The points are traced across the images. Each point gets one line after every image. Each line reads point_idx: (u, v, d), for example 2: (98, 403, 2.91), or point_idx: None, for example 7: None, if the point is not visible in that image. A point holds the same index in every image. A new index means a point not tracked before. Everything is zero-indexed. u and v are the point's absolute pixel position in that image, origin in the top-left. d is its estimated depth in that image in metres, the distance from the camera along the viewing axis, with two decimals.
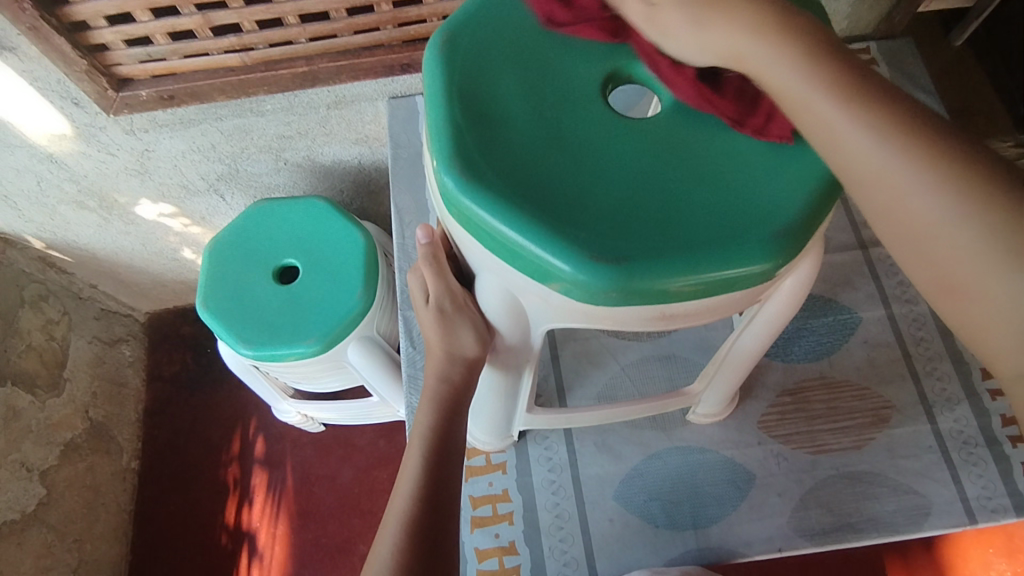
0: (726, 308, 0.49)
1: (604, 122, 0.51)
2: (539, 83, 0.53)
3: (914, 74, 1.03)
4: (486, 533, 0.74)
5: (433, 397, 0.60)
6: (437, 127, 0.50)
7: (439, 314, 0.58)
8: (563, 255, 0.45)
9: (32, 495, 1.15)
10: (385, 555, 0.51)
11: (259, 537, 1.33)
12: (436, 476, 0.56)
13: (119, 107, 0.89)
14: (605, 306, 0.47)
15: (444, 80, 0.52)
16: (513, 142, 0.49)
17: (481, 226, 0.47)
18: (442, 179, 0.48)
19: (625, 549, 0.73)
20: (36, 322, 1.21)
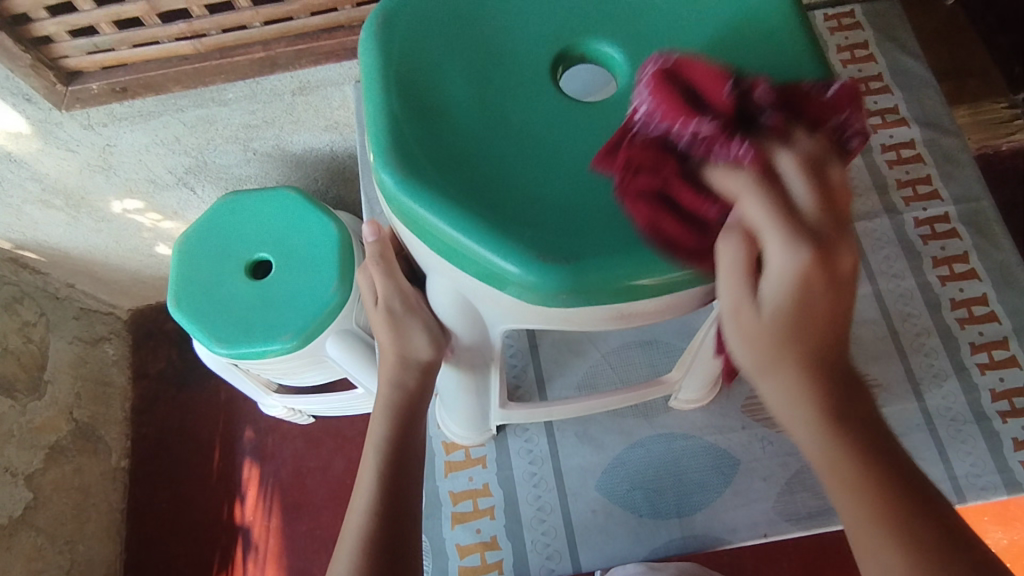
0: (686, 303, 0.47)
1: (552, 105, 0.48)
2: (483, 66, 0.49)
3: (898, 37, 0.99)
4: (467, 529, 0.73)
5: (388, 404, 0.57)
6: (374, 120, 0.47)
7: (388, 317, 0.56)
8: (511, 257, 0.42)
9: (18, 499, 1.13)
10: (344, 569, 0.50)
11: (252, 530, 1.32)
12: (401, 483, 0.54)
13: (71, 101, 0.85)
14: (559, 308, 0.44)
15: (380, 67, 0.49)
16: (454, 133, 0.46)
17: (425, 227, 0.44)
18: (381, 176, 0.45)
19: (609, 540, 0.72)
20: (12, 325, 1.19)
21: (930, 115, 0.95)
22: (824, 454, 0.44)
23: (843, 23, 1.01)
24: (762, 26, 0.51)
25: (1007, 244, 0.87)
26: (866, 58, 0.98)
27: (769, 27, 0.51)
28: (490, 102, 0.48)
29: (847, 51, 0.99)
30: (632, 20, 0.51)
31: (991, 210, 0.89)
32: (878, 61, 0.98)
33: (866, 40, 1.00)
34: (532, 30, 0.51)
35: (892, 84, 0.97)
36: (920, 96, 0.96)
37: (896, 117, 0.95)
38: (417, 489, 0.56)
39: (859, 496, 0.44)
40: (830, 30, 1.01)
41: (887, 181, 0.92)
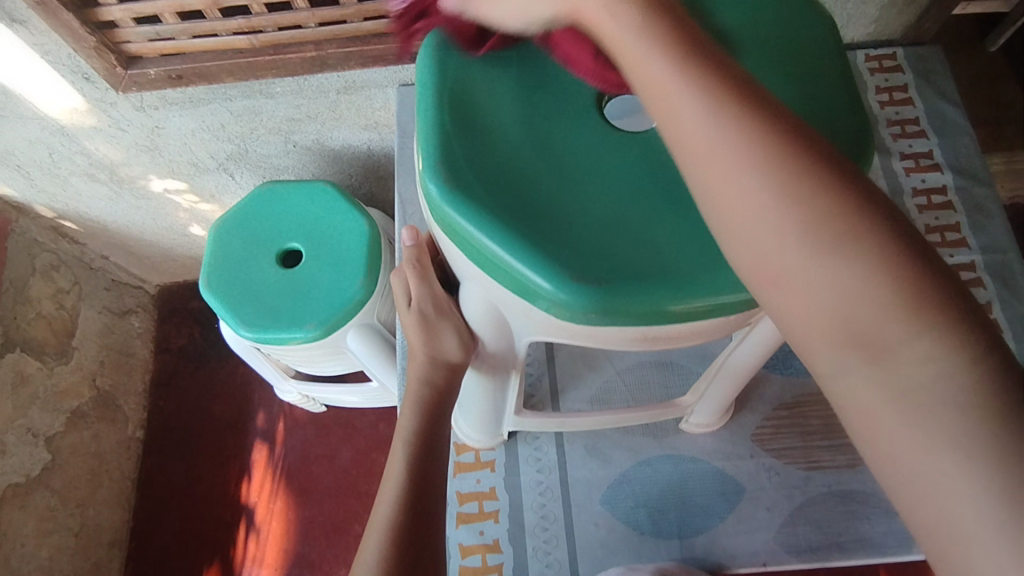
0: (712, 332, 0.48)
1: (598, 132, 0.50)
2: (534, 89, 0.52)
3: (937, 84, 0.99)
4: (471, 530, 0.74)
5: (415, 401, 0.60)
6: (425, 129, 0.49)
7: (421, 319, 0.59)
8: (546, 274, 0.44)
9: (36, 460, 1.18)
10: (370, 560, 0.50)
11: (257, 512, 1.35)
12: (424, 479, 0.56)
13: (128, 84, 0.89)
14: (588, 326, 0.46)
15: (434, 81, 0.51)
16: (500, 151, 0.49)
17: (465, 237, 0.46)
18: (427, 185, 0.47)
19: (609, 554, 0.73)
20: (46, 291, 1.24)
21: (964, 163, 0.95)
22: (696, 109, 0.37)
23: (884, 65, 1.01)
24: None
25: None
26: (905, 101, 0.99)
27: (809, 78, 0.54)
28: (536, 124, 0.50)
29: (886, 92, 1.00)
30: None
31: (1017, 263, 0.90)
32: (915, 104, 0.99)
33: (905, 83, 1.00)
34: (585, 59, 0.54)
35: (928, 130, 0.98)
36: (955, 143, 0.97)
37: (929, 162, 0.96)
38: (438, 483, 0.57)
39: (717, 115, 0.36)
40: (870, 70, 1.01)
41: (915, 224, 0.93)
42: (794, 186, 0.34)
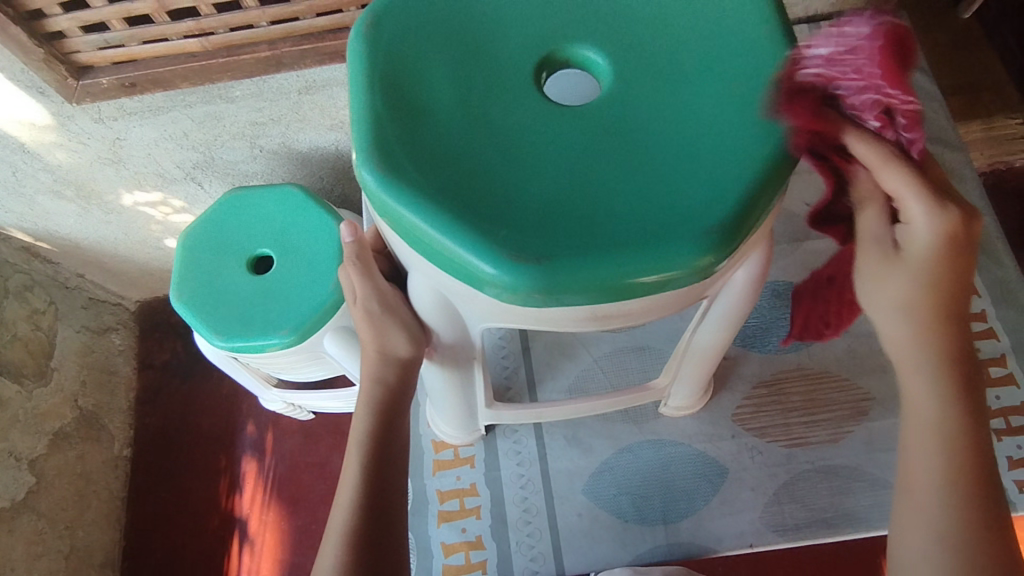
0: (663, 306, 0.50)
1: (533, 110, 0.52)
2: (466, 72, 0.54)
3: None
4: (453, 528, 0.73)
5: (368, 401, 0.60)
6: (360, 118, 0.51)
7: (368, 316, 0.59)
8: (485, 257, 0.46)
9: (21, 483, 1.17)
10: (329, 566, 0.53)
11: (250, 524, 1.34)
12: (378, 486, 0.57)
13: (82, 95, 0.87)
14: (532, 305, 0.48)
15: (367, 72, 0.53)
16: (437, 134, 0.51)
17: (405, 225, 0.49)
18: (363, 174, 0.50)
19: (593, 544, 0.72)
20: (21, 313, 1.23)
21: (934, 129, 0.95)
22: (939, 413, 0.55)
23: None
24: (736, 38, 0.54)
25: (1005, 261, 0.88)
26: None
27: (742, 40, 0.54)
28: (470, 104, 0.52)
29: None
30: (614, 30, 0.56)
31: (992, 226, 0.90)
32: None
33: None
34: (514, 41, 0.55)
35: None
36: (925, 110, 0.96)
37: None
38: (396, 479, 0.59)
39: (937, 384, 0.55)
40: None
41: None
42: (945, 439, 0.55)
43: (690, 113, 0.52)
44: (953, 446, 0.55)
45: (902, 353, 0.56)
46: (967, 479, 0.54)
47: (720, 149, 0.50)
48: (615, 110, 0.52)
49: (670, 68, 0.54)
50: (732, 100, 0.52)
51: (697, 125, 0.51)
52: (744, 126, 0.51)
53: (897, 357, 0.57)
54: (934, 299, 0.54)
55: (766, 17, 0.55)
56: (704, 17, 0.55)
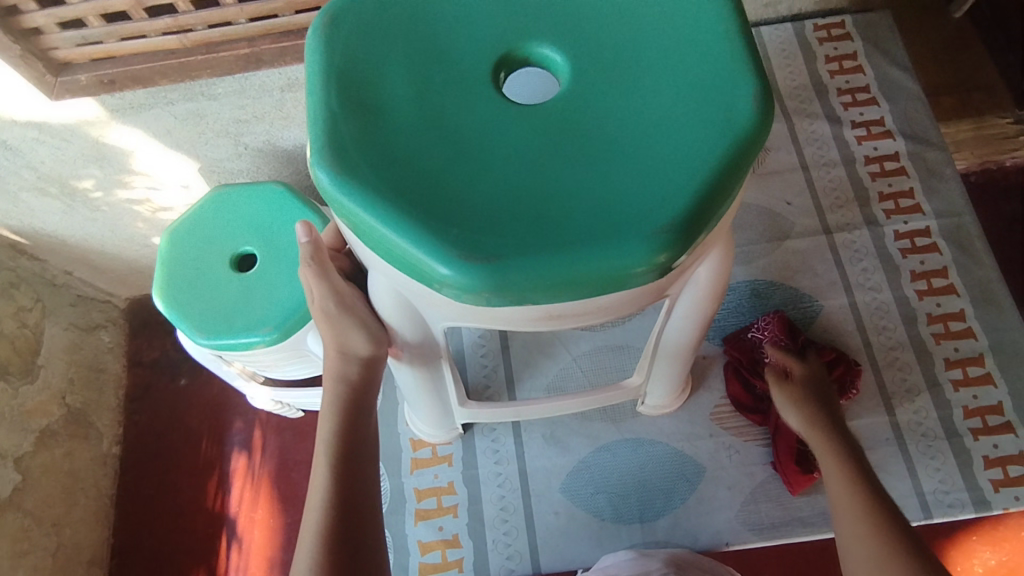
0: (618, 305, 0.51)
1: (487, 108, 0.53)
2: (422, 70, 0.54)
3: (886, 50, 0.99)
4: (430, 526, 0.73)
5: (333, 397, 0.62)
6: (316, 117, 0.52)
7: (326, 315, 0.63)
8: (436, 258, 0.47)
9: (6, 481, 1.17)
10: (304, 567, 0.53)
11: (238, 521, 1.34)
12: (350, 485, 0.58)
13: (60, 92, 0.87)
14: (485, 304, 0.49)
15: (324, 71, 0.54)
16: (390, 132, 0.51)
17: (360, 224, 0.49)
18: (318, 174, 0.50)
19: (569, 542, 0.72)
20: (7, 310, 1.23)
21: (916, 128, 0.95)
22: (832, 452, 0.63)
23: (833, 34, 1.00)
24: (695, 34, 0.54)
25: (985, 261, 0.88)
26: (854, 69, 0.98)
27: (701, 36, 0.54)
28: (425, 103, 0.53)
29: (835, 62, 0.99)
30: (571, 28, 0.56)
31: (972, 225, 0.90)
32: (866, 72, 0.98)
33: (854, 51, 0.99)
34: (471, 39, 0.56)
35: (878, 96, 0.97)
36: (907, 109, 0.96)
37: (881, 129, 0.95)
38: (367, 479, 0.60)
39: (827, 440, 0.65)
40: (819, 40, 1.00)
41: (868, 192, 0.92)
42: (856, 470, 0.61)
43: (647, 112, 0.52)
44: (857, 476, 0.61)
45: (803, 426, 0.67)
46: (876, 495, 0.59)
47: (674, 146, 0.50)
48: (569, 108, 0.52)
49: (628, 67, 0.54)
50: (688, 96, 0.52)
51: (653, 122, 0.51)
52: (699, 122, 0.51)
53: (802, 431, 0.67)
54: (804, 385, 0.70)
55: (725, 13, 0.55)
56: (664, 12, 0.56)
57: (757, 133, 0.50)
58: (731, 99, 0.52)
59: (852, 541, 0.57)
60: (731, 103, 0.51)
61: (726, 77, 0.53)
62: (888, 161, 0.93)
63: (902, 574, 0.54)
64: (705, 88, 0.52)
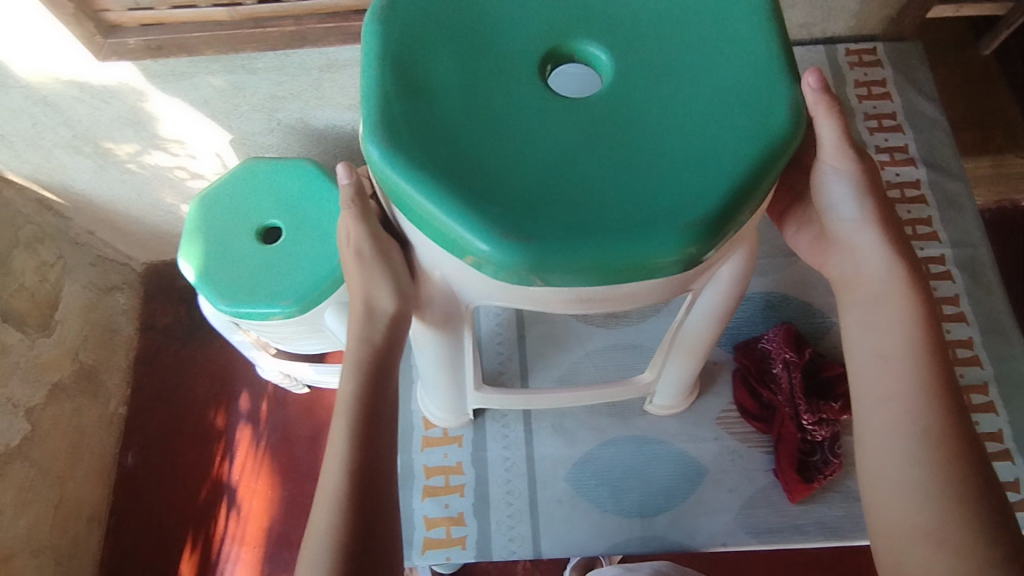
0: (645, 294, 0.54)
1: (533, 96, 0.55)
2: (473, 56, 0.56)
3: (915, 79, 1.01)
4: (437, 503, 0.75)
5: (357, 355, 0.64)
6: (369, 94, 0.55)
7: (360, 257, 0.64)
8: (477, 235, 0.49)
9: (17, 430, 1.19)
10: (323, 529, 0.55)
11: (238, 490, 1.36)
12: (371, 449, 0.60)
13: (108, 53, 0.89)
14: (520, 282, 0.51)
15: (379, 51, 0.56)
16: (439, 111, 0.54)
17: (405, 197, 0.52)
18: (367, 147, 0.53)
19: (571, 530, 0.74)
20: (30, 264, 1.25)
21: (938, 157, 0.97)
22: (902, 313, 0.63)
23: (864, 60, 1.02)
24: (738, 44, 0.57)
25: (995, 293, 0.89)
26: (882, 96, 1.00)
27: (743, 46, 0.57)
28: (474, 87, 0.55)
29: (864, 87, 1.01)
30: (617, 28, 0.58)
31: (986, 257, 0.91)
32: (894, 99, 1.00)
33: (884, 78, 1.01)
34: (521, 31, 0.58)
35: (904, 124, 0.98)
36: (931, 138, 0.97)
37: (904, 157, 0.96)
38: (385, 445, 0.61)
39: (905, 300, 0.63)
40: (850, 64, 1.02)
41: (887, 216, 0.93)
42: (925, 340, 0.61)
43: (689, 112, 0.54)
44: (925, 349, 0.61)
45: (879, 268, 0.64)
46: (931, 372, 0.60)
47: (712, 146, 0.52)
48: (612, 102, 0.55)
49: (672, 68, 0.56)
50: (728, 101, 0.54)
51: (694, 121, 0.53)
52: (737, 126, 0.53)
53: (871, 272, 0.65)
54: (890, 229, 0.65)
55: (767, 25, 0.58)
56: (709, 21, 0.58)
57: (792, 139, 0.53)
58: (769, 108, 0.54)
59: (905, 403, 0.59)
60: (767, 110, 0.54)
61: (765, 87, 0.55)
62: (905, 190, 0.95)
63: (933, 449, 0.57)
64: (745, 95, 0.54)
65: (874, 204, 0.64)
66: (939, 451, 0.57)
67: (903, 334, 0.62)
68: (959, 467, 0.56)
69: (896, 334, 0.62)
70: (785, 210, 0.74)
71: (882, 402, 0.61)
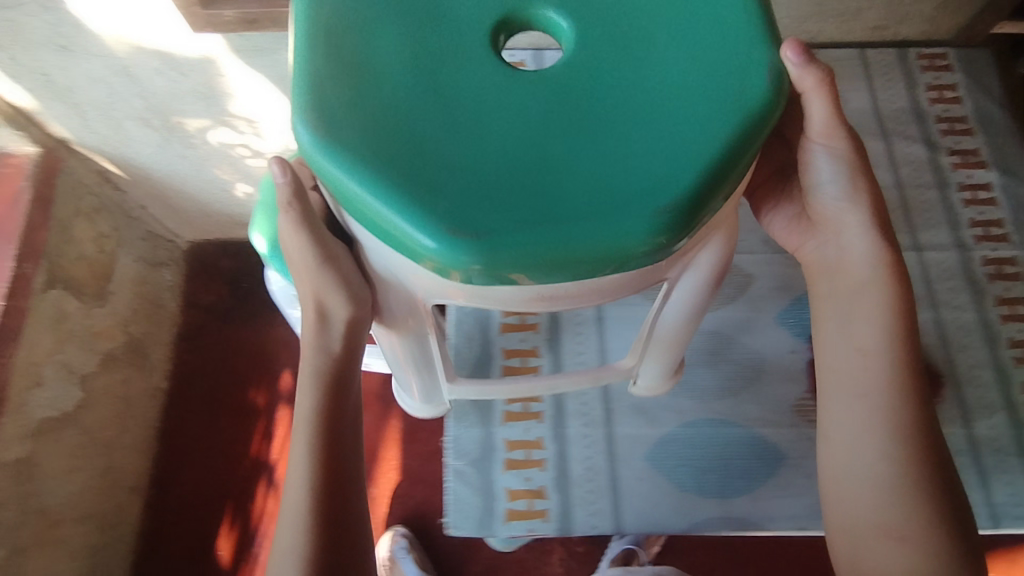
0: (608, 284, 0.56)
1: (476, 86, 0.56)
2: (411, 46, 0.58)
3: (986, 84, 1.03)
4: (518, 476, 0.84)
5: (312, 371, 0.71)
6: (302, 85, 0.56)
7: (314, 268, 0.67)
8: (422, 230, 0.51)
9: (70, 396, 1.21)
10: (292, 537, 0.64)
11: (277, 469, 1.37)
12: (330, 466, 0.68)
13: (201, 23, 0.90)
14: (473, 276, 0.53)
15: (313, 43, 0.58)
16: (379, 102, 0.55)
17: (345, 192, 0.54)
18: (301, 138, 0.55)
19: (653, 505, 0.82)
20: (89, 234, 1.26)
21: (1008, 164, 0.99)
22: (886, 313, 0.70)
23: (935, 64, 1.05)
24: (694, 28, 0.58)
25: None
26: (954, 99, 1.02)
27: (707, 30, 0.58)
28: (415, 77, 0.57)
29: (936, 90, 1.03)
30: (565, 17, 0.60)
31: None
32: (964, 103, 1.02)
33: (955, 82, 1.04)
34: (461, 20, 0.60)
35: (976, 128, 1.01)
36: (1001, 146, 1.00)
37: (976, 160, 0.99)
38: (342, 456, 0.69)
39: (886, 298, 0.70)
40: (921, 67, 1.05)
41: (959, 216, 0.96)
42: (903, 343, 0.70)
43: (644, 103, 0.55)
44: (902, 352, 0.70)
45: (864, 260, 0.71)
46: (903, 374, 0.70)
47: (667, 136, 0.54)
48: (556, 92, 0.56)
49: (627, 57, 0.58)
50: (681, 90, 0.56)
51: (642, 112, 0.55)
52: (691, 115, 0.55)
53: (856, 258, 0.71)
54: (879, 216, 0.70)
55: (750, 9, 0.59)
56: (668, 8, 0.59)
57: (758, 125, 0.54)
58: (740, 93, 0.55)
59: (884, 404, 0.69)
60: (729, 97, 0.55)
61: (726, 74, 0.56)
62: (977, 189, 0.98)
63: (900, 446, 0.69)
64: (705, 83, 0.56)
65: (858, 187, 0.69)
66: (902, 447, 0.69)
67: (885, 333, 0.70)
68: (920, 457, 0.68)
69: (874, 323, 0.71)
70: (761, 193, 0.78)
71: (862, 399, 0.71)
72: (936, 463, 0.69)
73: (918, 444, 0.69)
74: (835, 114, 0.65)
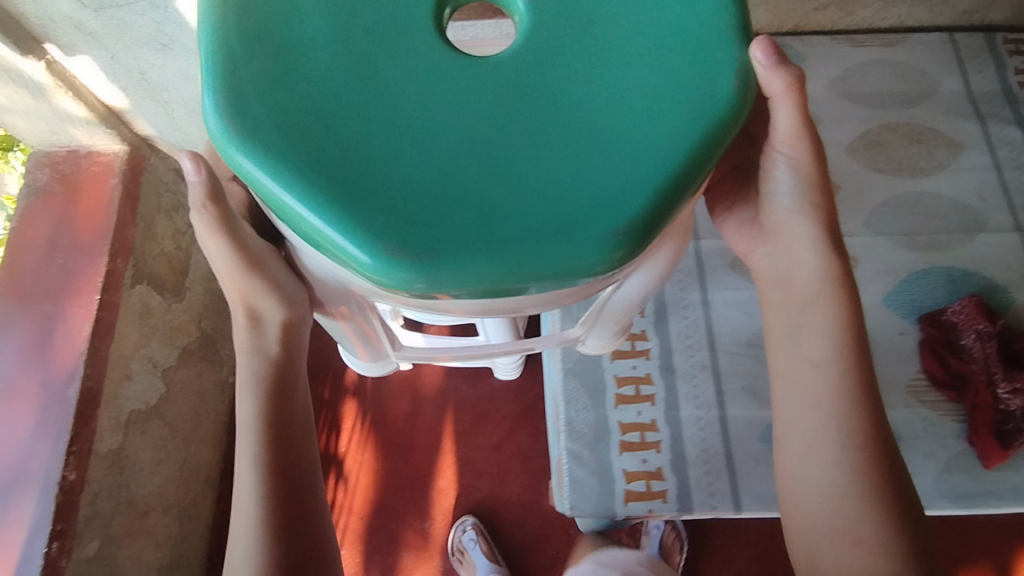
0: (567, 296, 0.51)
1: (416, 65, 0.48)
2: (341, 13, 0.49)
3: None
4: (634, 458, 1.09)
5: (249, 375, 0.69)
6: (209, 66, 0.48)
7: (237, 271, 0.62)
8: (356, 246, 0.45)
9: (155, 390, 1.22)
10: (248, 544, 0.64)
11: (346, 462, 1.39)
12: (283, 473, 0.67)
13: None
14: (414, 294, 0.47)
15: (223, 11, 0.49)
16: (300, 86, 0.47)
17: (269, 198, 0.47)
18: (211, 132, 0.47)
19: (758, 482, 1.07)
20: (168, 231, 1.29)
21: None
22: (825, 325, 0.68)
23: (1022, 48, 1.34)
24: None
25: None
26: None
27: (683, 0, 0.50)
28: (346, 53, 0.48)
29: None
30: None
31: None
32: None
33: None
34: None
35: None
36: None
37: None
38: (299, 460, 0.69)
39: (830, 312, 0.68)
40: (1008, 52, 1.34)
41: None
42: (846, 357, 0.68)
43: (611, 86, 0.48)
44: (845, 365, 0.68)
45: (807, 272, 0.68)
46: (846, 386, 0.68)
47: (638, 131, 0.47)
48: (514, 74, 0.48)
49: (599, 29, 0.49)
50: (655, 73, 0.48)
51: (608, 99, 0.48)
52: (668, 105, 0.48)
53: (801, 269, 0.68)
54: (827, 224, 0.67)
55: None
56: None
57: (738, 119, 0.48)
58: (717, 84, 0.48)
59: (822, 419, 0.68)
60: (711, 86, 0.48)
61: (707, 55, 0.49)
62: None
63: (849, 459, 0.68)
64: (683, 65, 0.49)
65: (810, 194, 0.65)
66: (852, 458, 0.68)
67: (822, 347, 0.68)
68: (877, 470, 0.68)
69: (821, 338, 0.68)
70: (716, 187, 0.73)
71: (805, 412, 0.70)
72: (892, 474, 0.68)
73: (872, 456, 0.68)
74: (800, 120, 0.60)
